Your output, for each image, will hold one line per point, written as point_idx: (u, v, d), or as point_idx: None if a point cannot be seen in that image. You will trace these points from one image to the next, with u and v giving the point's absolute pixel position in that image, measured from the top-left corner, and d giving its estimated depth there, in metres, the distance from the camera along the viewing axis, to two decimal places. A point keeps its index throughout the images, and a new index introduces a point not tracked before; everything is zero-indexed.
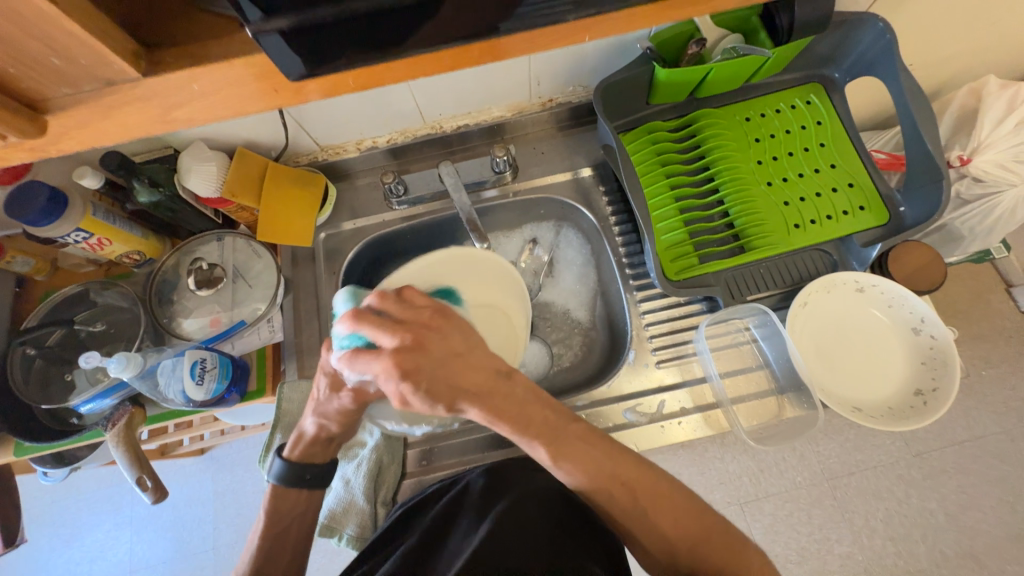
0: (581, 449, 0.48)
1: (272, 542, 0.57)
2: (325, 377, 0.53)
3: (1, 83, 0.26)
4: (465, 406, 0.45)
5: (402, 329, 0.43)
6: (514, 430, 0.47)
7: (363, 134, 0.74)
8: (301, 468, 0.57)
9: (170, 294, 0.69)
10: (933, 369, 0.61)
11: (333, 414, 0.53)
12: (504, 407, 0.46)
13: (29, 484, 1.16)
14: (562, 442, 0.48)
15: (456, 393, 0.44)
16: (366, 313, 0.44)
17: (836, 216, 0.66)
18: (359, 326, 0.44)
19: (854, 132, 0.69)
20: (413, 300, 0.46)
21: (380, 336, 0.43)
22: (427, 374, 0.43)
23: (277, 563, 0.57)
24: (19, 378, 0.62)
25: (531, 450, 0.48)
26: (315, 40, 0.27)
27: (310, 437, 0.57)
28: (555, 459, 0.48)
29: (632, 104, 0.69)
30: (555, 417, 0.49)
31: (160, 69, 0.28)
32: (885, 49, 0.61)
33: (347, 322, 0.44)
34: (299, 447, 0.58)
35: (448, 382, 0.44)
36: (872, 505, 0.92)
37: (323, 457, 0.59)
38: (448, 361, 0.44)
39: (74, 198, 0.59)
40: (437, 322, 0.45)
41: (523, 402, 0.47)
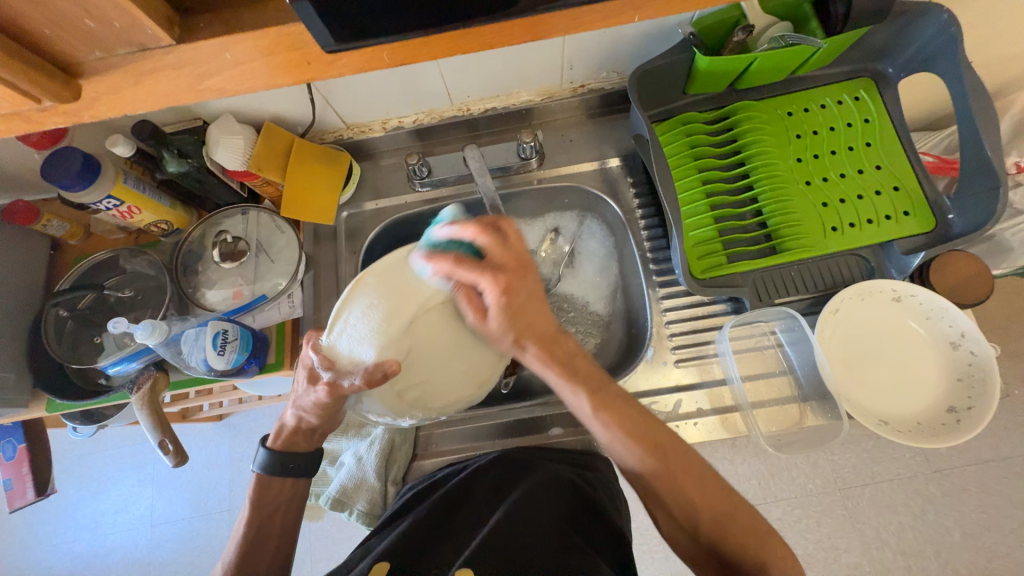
0: (624, 409, 0.49)
1: (259, 526, 0.53)
2: (305, 370, 0.52)
3: (36, 44, 0.26)
4: (527, 343, 0.51)
5: (505, 253, 0.49)
6: (564, 378, 0.50)
7: (390, 113, 0.73)
8: (284, 458, 0.55)
9: (194, 264, 0.70)
10: (970, 386, 0.58)
11: (311, 407, 0.53)
12: (556, 354, 0.51)
13: (59, 437, 1.22)
14: (604, 396, 0.49)
15: (526, 328, 0.50)
16: (479, 229, 0.49)
17: (878, 220, 0.63)
18: (474, 237, 0.50)
19: (904, 132, 0.65)
20: (520, 233, 0.51)
21: (487, 252, 0.49)
22: (514, 298, 0.49)
23: (261, 557, 0.53)
24: (52, 338, 0.64)
25: (574, 400, 0.50)
26: (349, 12, 0.26)
27: (292, 428, 0.55)
28: (595, 410, 0.49)
29: (667, 93, 0.66)
30: (598, 372, 0.51)
31: (192, 37, 0.28)
32: (947, 43, 0.57)
33: (463, 230, 0.50)
34: (282, 437, 0.56)
35: (526, 314, 0.50)
36: (886, 519, 0.90)
37: (307, 447, 0.57)
38: (528, 297, 0.50)
39: (106, 165, 0.60)
40: (531, 265, 0.51)
41: (572, 353, 0.51)
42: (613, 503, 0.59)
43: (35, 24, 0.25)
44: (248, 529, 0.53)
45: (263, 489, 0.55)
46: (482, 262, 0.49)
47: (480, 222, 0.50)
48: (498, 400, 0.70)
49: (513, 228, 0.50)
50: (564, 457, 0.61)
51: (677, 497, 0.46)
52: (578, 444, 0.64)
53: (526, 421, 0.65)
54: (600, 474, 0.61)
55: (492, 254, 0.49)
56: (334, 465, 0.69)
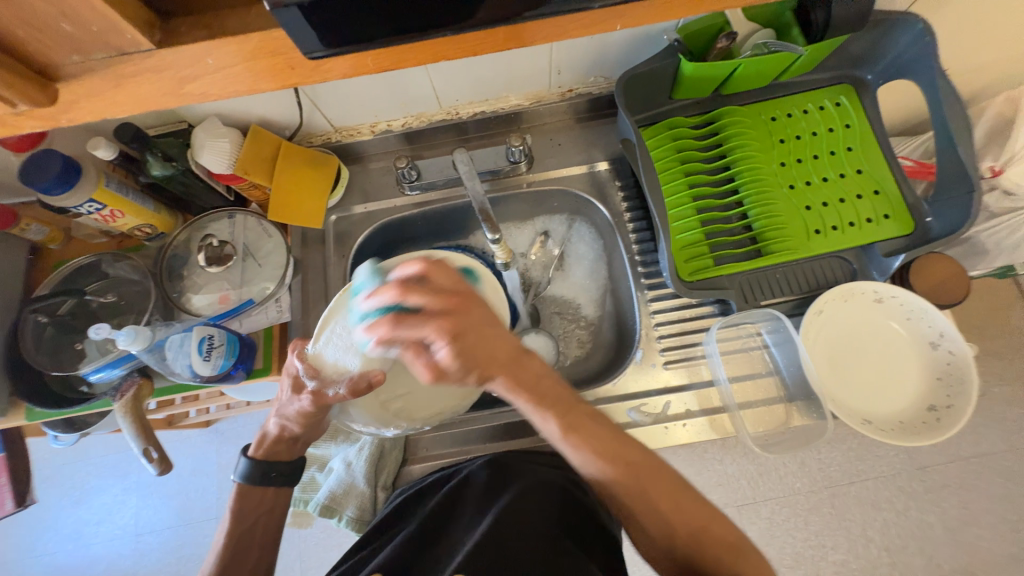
0: (590, 428, 0.49)
1: (242, 534, 0.53)
2: (289, 377, 0.51)
3: (10, 47, 0.26)
4: (493, 375, 0.48)
5: (443, 289, 0.47)
6: (532, 402, 0.49)
7: (378, 117, 0.73)
8: (265, 467, 0.54)
9: (180, 269, 0.69)
10: (949, 385, 0.60)
11: (294, 415, 0.51)
12: (524, 378, 0.49)
13: (39, 446, 1.19)
14: (574, 417, 0.49)
15: (486, 364, 0.47)
16: (402, 287, 0.45)
17: (859, 223, 0.64)
18: (400, 297, 0.45)
19: (883, 137, 0.67)
20: (447, 271, 0.48)
21: (421, 307, 0.45)
22: (465, 340, 0.46)
23: (245, 561, 0.52)
24: (31, 344, 0.62)
25: (543, 425, 0.49)
26: (332, 17, 0.26)
27: (274, 436, 0.54)
28: (564, 434, 0.48)
29: (654, 98, 0.67)
30: (565, 395, 0.51)
31: (173, 41, 0.28)
32: (923, 51, 0.58)
33: (388, 293, 0.45)
34: (265, 446, 0.55)
35: (483, 350, 0.47)
36: (871, 516, 0.91)
37: (289, 456, 0.56)
38: (479, 332, 0.47)
39: (88, 169, 0.59)
40: (469, 294, 0.48)
41: (538, 375, 0.50)
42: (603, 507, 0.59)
43: (10, 27, 0.25)
44: (232, 536, 0.52)
45: (251, 496, 0.54)
46: (424, 305, 0.45)
47: (406, 279, 0.46)
48: (488, 404, 0.70)
49: (442, 281, 0.47)
50: (555, 460, 0.61)
51: (669, 501, 0.46)
52: None
53: (516, 424, 0.65)
54: (590, 477, 0.61)
55: (430, 294, 0.46)
56: (322, 470, 0.68)
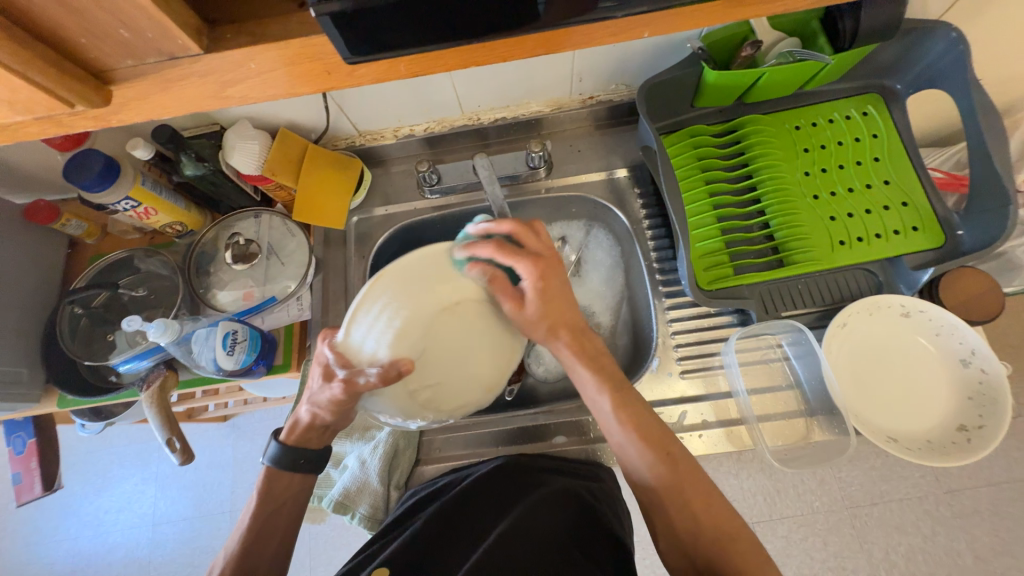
0: (642, 415, 0.51)
1: (267, 518, 0.53)
2: (320, 366, 0.50)
3: (70, 51, 0.27)
4: (560, 334, 0.53)
5: (539, 245, 0.53)
6: (593, 372, 0.52)
7: (401, 121, 0.75)
8: (295, 454, 0.55)
9: (207, 266, 0.71)
10: (981, 405, 0.57)
11: (325, 403, 0.50)
12: (585, 348, 0.54)
13: (68, 434, 1.24)
14: (626, 396, 0.51)
15: (558, 318, 0.53)
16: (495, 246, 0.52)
17: (886, 235, 0.63)
18: (512, 232, 0.53)
19: (913, 148, 0.66)
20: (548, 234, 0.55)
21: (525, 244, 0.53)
22: (548, 285, 0.52)
23: (264, 551, 0.53)
24: (66, 334, 0.65)
25: (596, 397, 0.52)
26: (367, 26, 0.27)
27: (304, 424, 0.55)
28: (614, 410, 0.51)
29: (676, 106, 0.67)
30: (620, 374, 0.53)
31: (218, 46, 0.29)
32: (956, 60, 0.57)
33: (501, 226, 0.53)
34: (296, 432, 0.55)
35: (558, 307, 0.53)
36: (894, 539, 0.88)
37: (319, 444, 0.57)
38: (560, 288, 0.53)
39: (127, 168, 0.62)
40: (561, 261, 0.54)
41: (600, 352, 0.55)
42: (617, 518, 0.58)
43: (72, 33, 0.26)
44: (257, 519, 0.53)
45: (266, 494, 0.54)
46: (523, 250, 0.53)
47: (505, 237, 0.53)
48: (501, 408, 0.71)
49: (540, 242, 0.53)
50: (567, 467, 0.61)
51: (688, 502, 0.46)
52: (580, 453, 0.64)
53: (529, 429, 0.66)
54: (604, 486, 0.60)
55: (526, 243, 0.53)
56: (336, 467, 0.68)
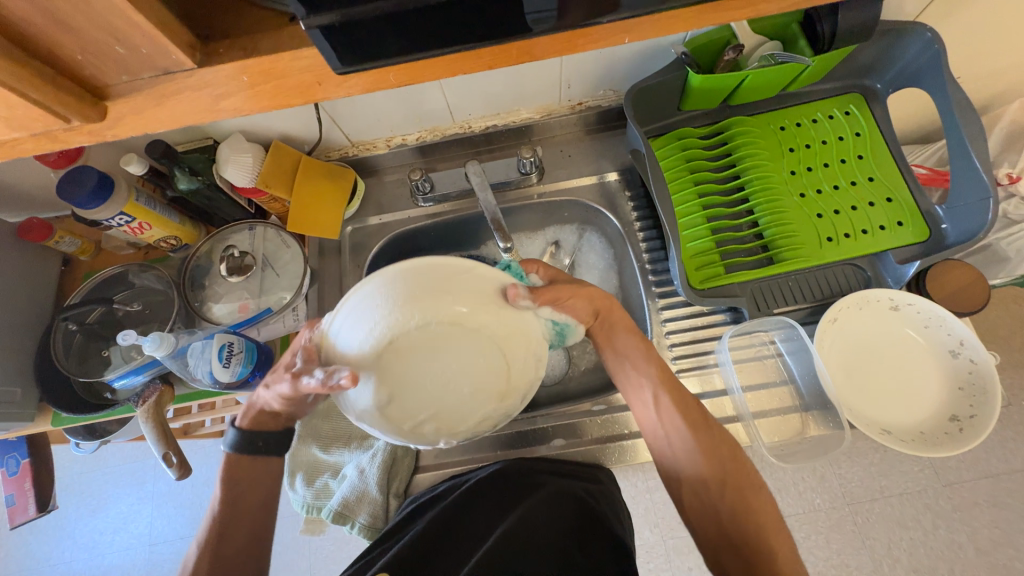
0: (681, 396, 0.55)
1: (234, 502, 0.53)
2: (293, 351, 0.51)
3: (66, 68, 0.28)
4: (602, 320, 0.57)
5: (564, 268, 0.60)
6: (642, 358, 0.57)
7: (393, 131, 0.75)
8: (251, 436, 0.54)
9: (201, 279, 0.71)
10: (971, 395, 0.58)
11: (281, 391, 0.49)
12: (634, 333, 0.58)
13: (62, 454, 1.22)
14: (670, 383, 0.55)
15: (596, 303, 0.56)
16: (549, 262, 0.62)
17: (872, 230, 0.64)
18: None
19: (894, 145, 0.67)
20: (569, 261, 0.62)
21: None
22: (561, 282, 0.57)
23: (234, 540, 0.52)
24: (60, 351, 0.65)
25: (640, 385, 0.57)
26: (358, 38, 0.28)
27: (259, 407, 0.54)
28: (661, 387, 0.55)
29: (663, 109, 0.68)
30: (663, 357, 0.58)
31: (212, 61, 0.30)
32: (932, 59, 0.59)
33: None
34: (249, 416, 0.55)
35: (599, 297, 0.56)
36: (897, 535, 0.88)
37: (274, 426, 0.56)
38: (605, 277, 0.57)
39: (120, 183, 0.62)
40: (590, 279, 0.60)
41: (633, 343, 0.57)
42: (618, 518, 0.58)
43: (68, 50, 0.27)
44: (226, 503, 0.53)
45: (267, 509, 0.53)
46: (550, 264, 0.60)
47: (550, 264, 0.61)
48: None
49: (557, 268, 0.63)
50: (568, 468, 0.61)
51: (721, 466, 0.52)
52: (580, 456, 0.64)
53: (527, 432, 0.66)
54: (606, 488, 0.60)
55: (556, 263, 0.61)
56: (334, 477, 0.68)
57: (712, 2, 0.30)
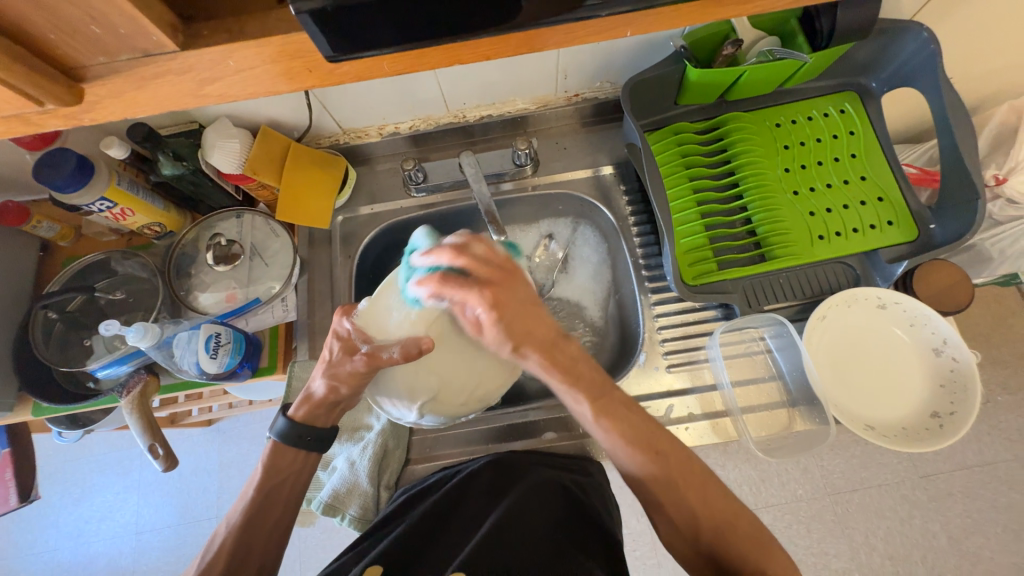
0: (620, 414, 0.49)
1: (272, 489, 0.52)
2: (338, 339, 0.53)
3: (38, 48, 0.26)
4: (528, 352, 0.49)
5: (486, 268, 0.48)
6: (567, 384, 0.49)
7: (386, 119, 0.74)
8: (302, 430, 0.53)
9: (187, 267, 0.69)
10: (953, 392, 0.60)
11: (345, 376, 0.52)
12: (559, 359, 0.49)
13: (44, 443, 1.20)
14: (606, 403, 0.49)
15: (524, 337, 0.48)
16: (452, 250, 0.48)
17: (863, 229, 0.65)
18: (451, 260, 0.48)
19: (887, 144, 0.67)
20: (491, 247, 0.49)
21: (469, 271, 0.48)
22: (503, 312, 0.47)
23: (266, 518, 0.52)
24: (40, 339, 0.63)
25: (576, 406, 0.50)
26: (349, 25, 0.26)
27: (317, 400, 0.53)
28: (596, 417, 0.49)
29: (660, 103, 0.68)
30: (601, 378, 0.50)
31: (196, 43, 0.28)
32: (929, 58, 0.59)
33: (440, 254, 0.48)
34: (304, 408, 0.54)
35: (523, 326, 0.48)
36: (874, 524, 0.91)
37: (325, 424, 0.55)
38: (520, 307, 0.48)
39: (101, 167, 0.60)
40: (513, 273, 0.49)
41: (574, 358, 0.50)
42: (608, 510, 0.58)
43: (41, 28, 0.25)
44: (260, 492, 0.52)
45: (256, 514, 0.51)
46: (468, 279, 0.48)
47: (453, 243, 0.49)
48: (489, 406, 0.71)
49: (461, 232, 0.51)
50: (558, 462, 0.61)
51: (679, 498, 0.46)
52: (570, 449, 0.65)
53: (518, 425, 0.66)
54: (595, 482, 0.60)
55: (472, 270, 0.48)
56: (325, 469, 0.67)
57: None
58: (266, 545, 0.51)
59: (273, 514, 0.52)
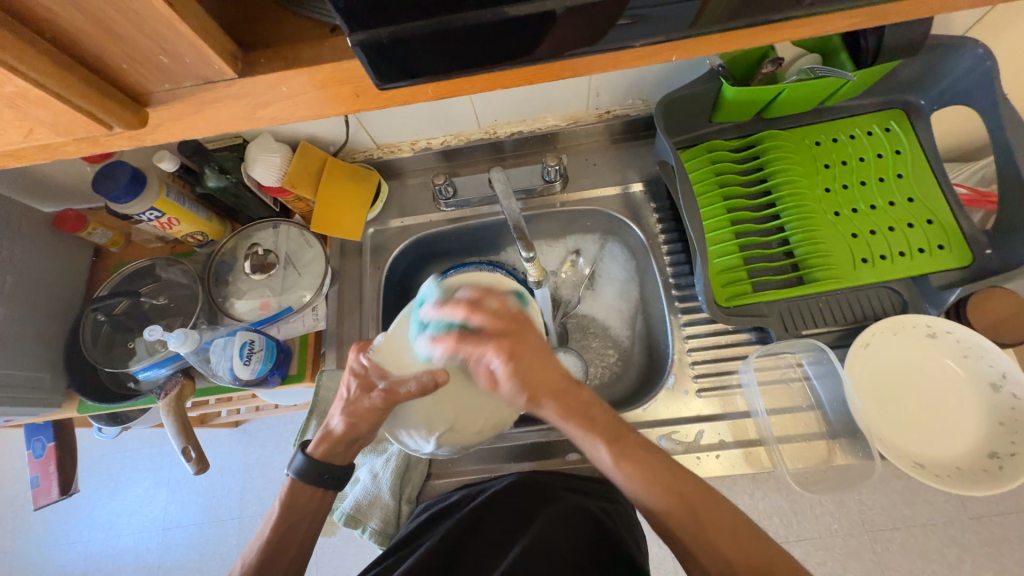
0: (642, 455, 0.47)
1: (302, 503, 0.53)
2: (355, 376, 0.53)
3: (111, 76, 0.28)
4: (543, 401, 0.48)
5: (499, 322, 0.49)
6: (584, 429, 0.48)
7: (418, 135, 0.75)
8: (321, 468, 0.54)
9: (226, 275, 0.72)
10: (1014, 432, 0.55)
11: (364, 413, 0.52)
12: (572, 406, 0.48)
13: (85, 437, 1.26)
14: (624, 445, 0.48)
15: (539, 388, 0.48)
16: (466, 307, 0.50)
17: (910, 253, 0.61)
18: (465, 316, 0.49)
19: (938, 164, 0.64)
20: (504, 301, 0.51)
21: (483, 326, 0.49)
22: (520, 363, 0.47)
23: (281, 560, 0.52)
24: (88, 340, 0.67)
25: (592, 451, 0.48)
26: (396, 54, 0.27)
27: (335, 436, 0.54)
28: (616, 460, 0.47)
29: (694, 121, 0.67)
30: (616, 421, 0.49)
31: (253, 69, 0.29)
32: (985, 76, 0.56)
33: (454, 310, 0.50)
34: (323, 445, 0.54)
35: (537, 377, 0.48)
36: (919, 567, 0.85)
37: (343, 461, 0.55)
38: (534, 356, 0.48)
39: (152, 179, 0.63)
40: (526, 325, 0.50)
41: (589, 403, 0.49)
42: (633, 539, 0.56)
43: (114, 58, 0.27)
44: (276, 531, 0.52)
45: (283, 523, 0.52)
46: (481, 334, 0.48)
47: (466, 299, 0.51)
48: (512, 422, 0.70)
49: (473, 287, 0.52)
50: (584, 486, 0.60)
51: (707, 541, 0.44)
52: (594, 472, 0.63)
53: (542, 445, 0.65)
54: (620, 508, 0.59)
55: (486, 323, 0.49)
56: (348, 480, 0.67)
57: (781, 20, 0.29)
58: (291, 556, 0.53)
59: (302, 527, 0.54)
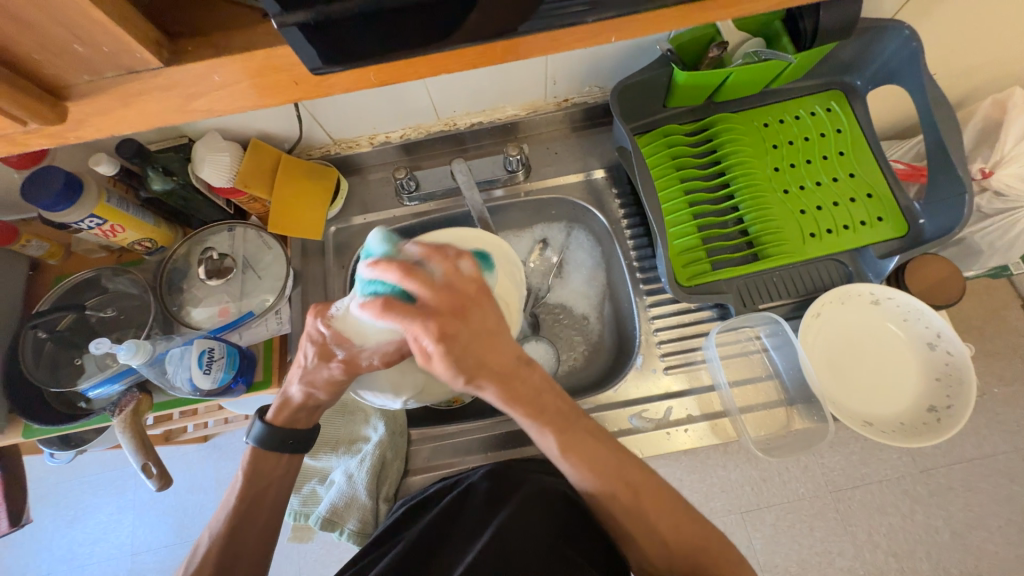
0: (590, 444, 0.48)
1: (253, 507, 0.52)
2: (313, 343, 0.50)
3: (22, 67, 0.26)
4: (484, 384, 0.45)
5: (441, 294, 0.43)
6: (529, 418, 0.47)
7: (376, 129, 0.74)
8: (282, 434, 0.52)
9: (179, 282, 0.69)
10: (948, 386, 0.60)
11: (322, 384, 0.50)
12: (517, 391, 0.47)
13: (35, 465, 1.18)
14: (571, 436, 0.47)
15: (478, 368, 0.44)
16: (402, 269, 0.43)
17: (853, 226, 0.65)
18: (399, 280, 0.43)
19: (875, 142, 0.68)
20: (455, 267, 0.45)
21: (419, 296, 0.43)
22: (457, 343, 0.43)
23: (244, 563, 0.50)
24: (29, 359, 0.62)
25: (542, 441, 0.48)
26: (338, 35, 0.27)
27: (294, 405, 0.52)
28: (562, 452, 0.47)
29: (649, 106, 0.68)
30: (566, 409, 0.49)
31: (181, 59, 0.28)
32: (910, 57, 0.59)
33: (386, 271, 0.43)
34: (284, 413, 0.52)
35: (475, 358, 0.44)
36: (877, 520, 0.91)
37: (306, 424, 0.54)
38: (476, 337, 0.44)
39: (90, 185, 0.59)
40: (471, 303, 0.45)
41: (538, 389, 0.48)
42: None
43: (24, 48, 0.25)
44: (248, 502, 0.51)
45: (249, 537, 0.51)
46: (416, 306, 0.43)
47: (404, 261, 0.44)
48: (489, 413, 0.71)
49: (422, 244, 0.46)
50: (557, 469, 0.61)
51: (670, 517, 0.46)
52: None
53: (517, 432, 0.66)
54: None
55: (426, 295, 0.43)
56: (322, 483, 0.66)
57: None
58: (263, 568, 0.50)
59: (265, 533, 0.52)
